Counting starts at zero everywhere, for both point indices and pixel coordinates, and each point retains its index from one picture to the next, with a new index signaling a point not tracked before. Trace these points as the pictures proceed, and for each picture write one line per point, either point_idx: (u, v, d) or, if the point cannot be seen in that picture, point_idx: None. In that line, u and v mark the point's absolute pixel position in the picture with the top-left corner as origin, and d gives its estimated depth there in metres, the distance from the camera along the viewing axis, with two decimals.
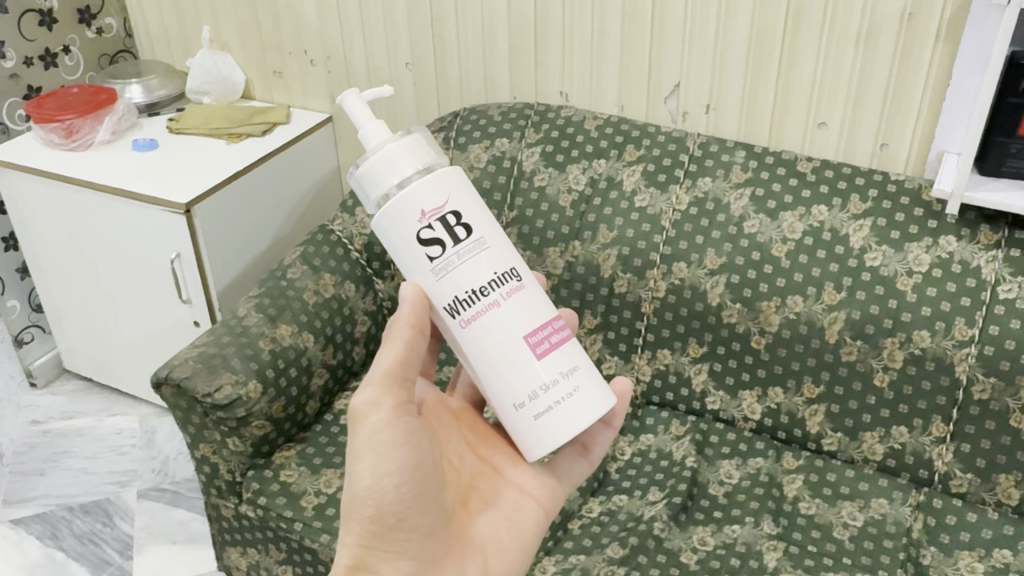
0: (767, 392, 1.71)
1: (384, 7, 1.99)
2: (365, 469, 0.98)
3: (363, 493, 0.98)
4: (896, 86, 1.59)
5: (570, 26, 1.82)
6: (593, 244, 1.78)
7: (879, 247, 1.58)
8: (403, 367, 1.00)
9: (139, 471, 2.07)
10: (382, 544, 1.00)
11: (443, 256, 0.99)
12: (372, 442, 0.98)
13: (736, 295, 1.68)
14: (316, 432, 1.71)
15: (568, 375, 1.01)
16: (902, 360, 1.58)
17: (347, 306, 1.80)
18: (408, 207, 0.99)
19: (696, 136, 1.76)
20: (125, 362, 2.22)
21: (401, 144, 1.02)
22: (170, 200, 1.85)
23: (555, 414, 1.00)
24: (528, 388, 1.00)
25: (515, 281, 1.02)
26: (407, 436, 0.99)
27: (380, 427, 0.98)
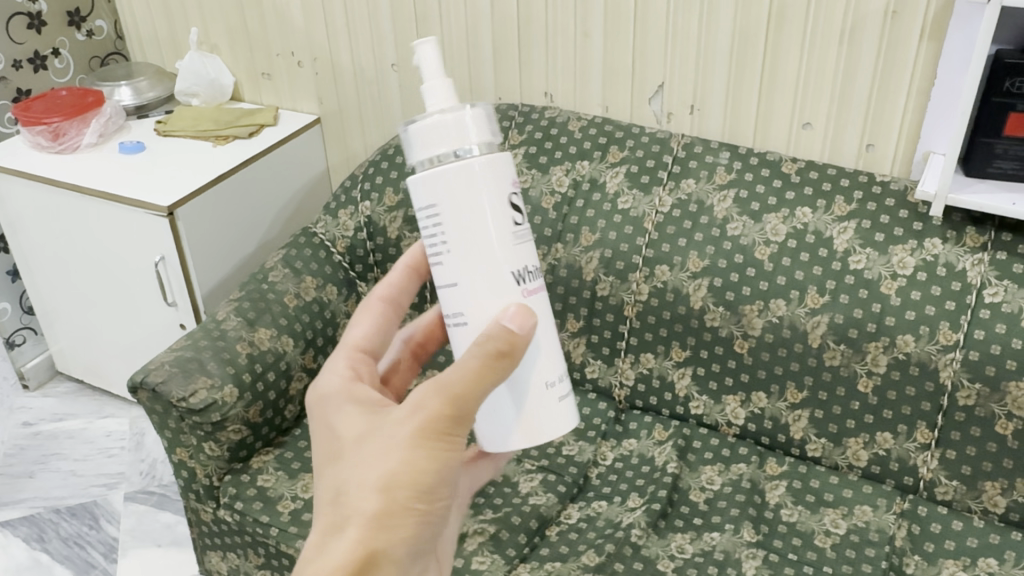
0: (875, 437, 1.28)
1: (285, 8, 1.72)
2: (402, 466, 0.55)
3: (389, 485, 0.55)
4: (882, 87, 1.27)
5: (497, 4, 1.49)
6: (536, 217, 1.46)
7: (864, 250, 1.26)
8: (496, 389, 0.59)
9: (126, 474, 1.75)
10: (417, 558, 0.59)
11: (519, 223, 0.65)
12: (426, 444, 0.56)
13: (718, 299, 1.34)
14: (296, 437, 1.38)
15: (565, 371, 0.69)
16: (886, 366, 1.25)
17: (328, 310, 1.47)
18: (492, 176, 0.63)
19: (681, 137, 1.42)
20: (69, 372, 1.96)
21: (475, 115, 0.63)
22: (86, 187, 1.59)
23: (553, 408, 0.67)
24: (555, 367, 0.67)
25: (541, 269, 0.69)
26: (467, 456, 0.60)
27: (460, 421, 0.57)
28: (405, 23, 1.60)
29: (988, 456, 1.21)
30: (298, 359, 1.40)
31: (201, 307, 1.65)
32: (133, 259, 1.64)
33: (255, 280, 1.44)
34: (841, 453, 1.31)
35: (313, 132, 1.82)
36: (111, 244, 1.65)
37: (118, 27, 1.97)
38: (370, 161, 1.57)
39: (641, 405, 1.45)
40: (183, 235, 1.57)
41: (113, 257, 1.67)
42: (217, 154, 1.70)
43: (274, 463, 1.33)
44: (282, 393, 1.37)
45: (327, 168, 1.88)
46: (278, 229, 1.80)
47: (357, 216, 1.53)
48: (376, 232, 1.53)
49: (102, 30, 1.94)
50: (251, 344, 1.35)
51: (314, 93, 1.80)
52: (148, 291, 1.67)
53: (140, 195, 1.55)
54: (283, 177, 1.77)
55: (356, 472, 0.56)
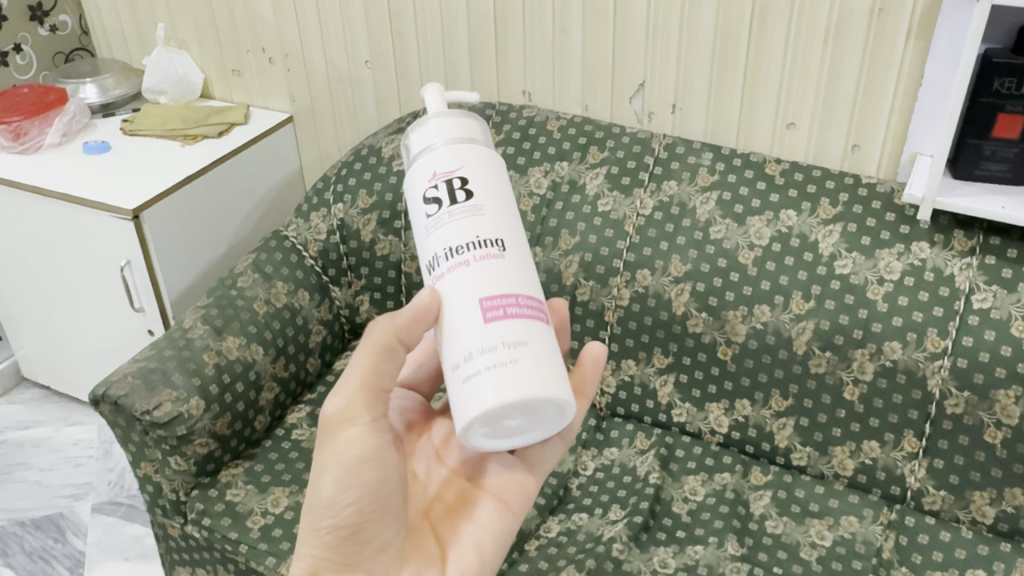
0: (862, 446, 1.25)
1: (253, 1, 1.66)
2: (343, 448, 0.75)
3: (313, 504, 0.75)
4: (868, 86, 1.24)
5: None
6: None
7: (849, 254, 1.23)
8: (379, 383, 0.75)
9: (95, 484, 1.69)
10: (342, 557, 0.76)
11: (434, 217, 0.72)
12: (341, 442, 0.75)
13: (701, 305, 1.30)
14: (266, 449, 1.33)
15: (515, 341, 0.68)
16: (873, 373, 1.21)
17: (300, 317, 1.43)
18: (414, 183, 0.74)
19: (662, 137, 1.39)
20: (34, 378, 1.90)
21: (452, 122, 0.75)
22: (46, 190, 1.53)
23: (484, 378, 0.67)
24: (463, 348, 0.69)
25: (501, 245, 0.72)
26: (374, 452, 0.75)
27: (335, 442, 0.75)
28: (379, 19, 1.55)
29: (976, 465, 1.18)
30: (268, 368, 1.36)
31: (169, 313, 1.60)
32: (95, 263, 1.58)
33: (223, 286, 1.39)
34: (827, 462, 1.27)
35: (286, 131, 1.77)
36: (73, 248, 1.59)
37: (83, 22, 1.91)
38: (343, 161, 1.51)
39: (623, 413, 1.41)
40: (149, 239, 1.51)
41: (79, 263, 1.60)
42: (184, 155, 1.64)
43: (244, 477, 1.28)
44: (251, 404, 1.32)
45: (300, 167, 1.84)
46: (249, 231, 1.75)
47: (329, 218, 1.48)
48: (349, 236, 1.48)
49: (66, 25, 1.88)
50: (219, 353, 1.30)
51: (285, 91, 1.75)
52: (113, 297, 1.61)
53: (104, 197, 1.50)
54: (254, 177, 1.72)
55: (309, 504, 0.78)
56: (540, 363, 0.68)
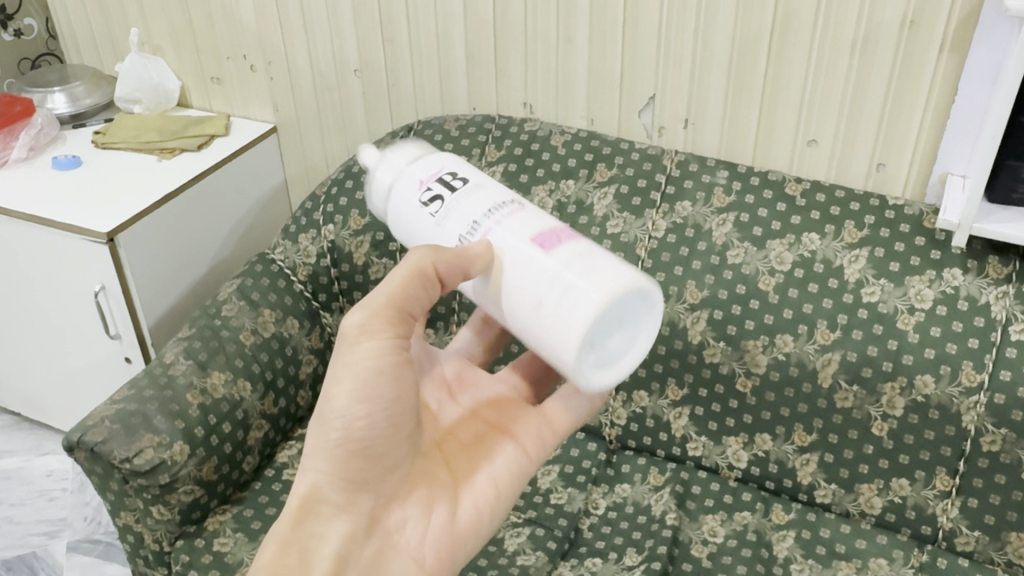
0: (890, 484, 1.18)
1: (232, 3, 1.56)
2: (362, 367, 0.71)
3: (324, 419, 0.73)
4: (896, 101, 1.16)
5: (471, 6, 1.36)
6: None
7: (877, 281, 1.16)
8: (405, 305, 0.71)
9: (70, 520, 1.59)
10: (348, 481, 0.74)
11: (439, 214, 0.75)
12: (358, 356, 0.71)
13: (719, 334, 1.23)
14: (256, 491, 1.24)
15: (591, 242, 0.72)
16: (903, 409, 1.14)
17: (290, 346, 1.34)
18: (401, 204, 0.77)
19: (674, 153, 1.31)
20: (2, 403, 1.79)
21: (392, 153, 0.80)
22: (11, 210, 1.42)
23: (571, 258, 0.68)
24: (543, 316, 0.68)
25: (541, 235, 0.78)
26: (392, 373, 0.72)
27: (353, 359, 0.71)
28: (369, 24, 1.45)
29: (1014, 505, 1.11)
30: (257, 405, 1.27)
31: (148, 339, 1.50)
32: (67, 287, 1.47)
33: (206, 315, 1.30)
34: (853, 500, 1.21)
35: (269, 141, 1.67)
36: (42, 271, 1.48)
37: (50, 25, 1.80)
38: (333, 178, 1.42)
39: (634, 445, 1.33)
40: (125, 263, 1.41)
41: (48, 287, 1.49)
42: (162, 169, 1.55)
43: (232, 524, 1.19)
44: (239, 444, 1.23)
45: (285, 180, 1.74)
46: (231, 248, 1.65)
47: (319, 240, 1.39)
48: (341, 259, 1.39)
49: (32, 29, 1.76)
50: (203, 392, 1.21)
51: (268, 100, 1.65)
52: (86, 323, 1.51)
53: (75, 219, 1.39)
54: (236, 191, 1.62)
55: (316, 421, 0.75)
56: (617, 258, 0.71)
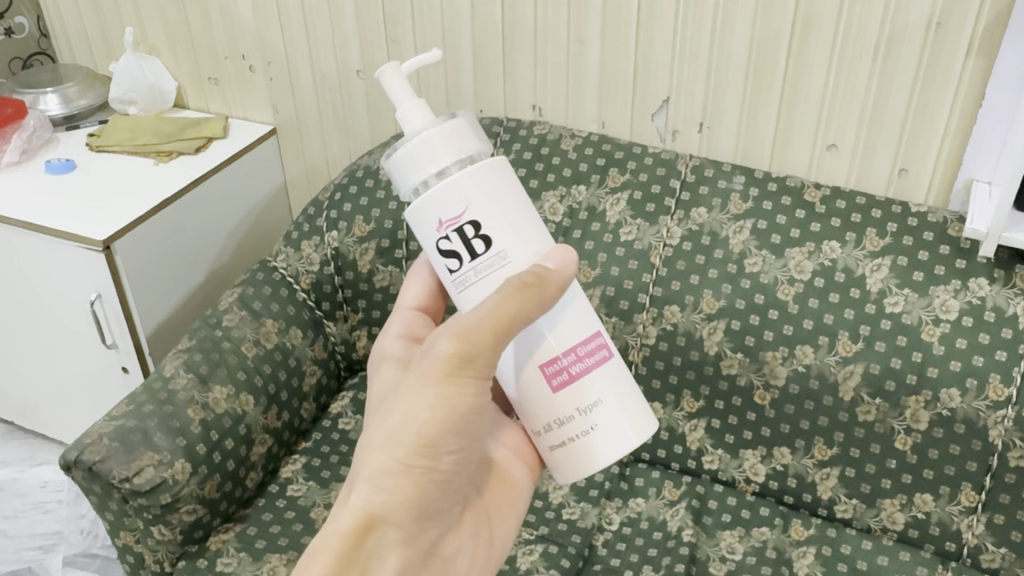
0: (913, 499, 1.15)
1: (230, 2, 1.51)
2: (457, 397, 0.66)
3: (395, 440, 0.66)
4: (920, 106, 1.13)
5: (478, 5, 1.31)
6: None
7: (901, 291, 1.12)
8: (503, 337, 0.66)
9: (66, 534, 1.55)
10: (415, 509, 0.68)
11: (458, 274, 0.71)
12: (450, 385, 0.66)
13: (737, 345, 1.19)
14: (259, 509, 1.20)
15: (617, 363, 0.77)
16: (928, 423, 1.11)
17: (293, 358, 1.30)
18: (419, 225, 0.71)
19: (689, 158, 1.27)
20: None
21: (440, 133, 0.70)
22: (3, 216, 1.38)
23: (607, 384, 0.72)
24: (544, 422, 0.72)
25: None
26: (476, 406, 0.68)
27: (437, 381, 0.66)
28: (372, 24, 1.41)
29: None
30: (260, 419, 1.23)
31: (145, 349, 1.46)
32: (62, 295, 1.43)
33: (207, 326, 1.26)
34: (874, 515, 1.17)
35: (269, 144, 1.63)
36: (36, 279, 1.44)
37: (41, 23, 1.75)
38: (336, 183, 1.38)
39: (647, 458, 1.30)
40: (122, 271, 1.37)
41: (42, 294, 1.45)
42: (159, 173, 1.50)
43: (236, 543, 1.15)
44: (242, 461, 1.19)
45: (285, 183, 1.69)
46: (230, 254, 1.61)
47: (322, 248, 1.35)
48: (345, 267, 1.35)
49: (23, 27, 1.72)
50: (205, 407, 1.17)
51: (267, 101, 1.61)
52: (81, 331, 1.46)
53: (69, 225, 1.35)
54: (235, 195, 1.58)
55: (372, 437, 0.68)
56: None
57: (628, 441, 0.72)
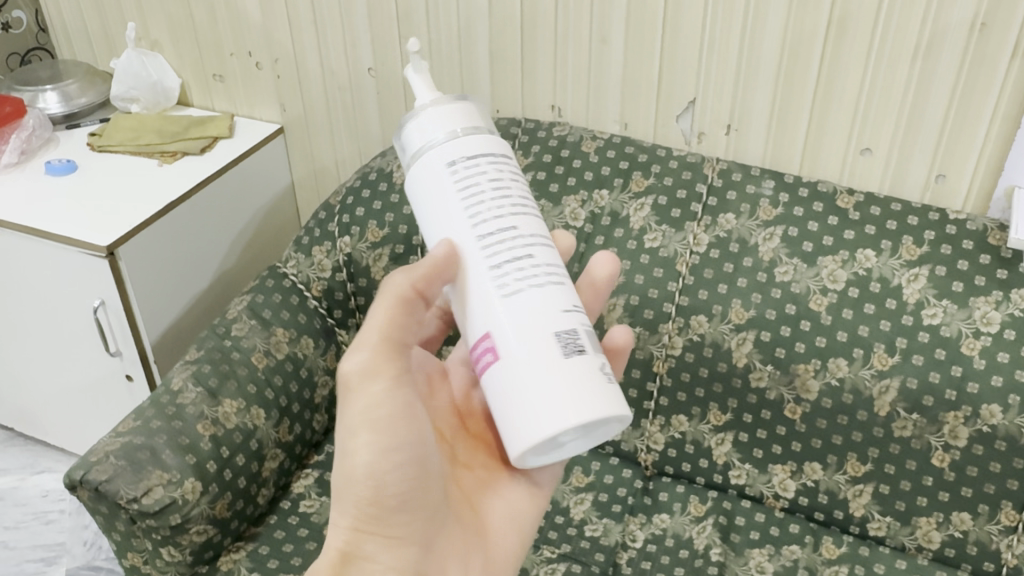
0: (950, 518, 1.11)
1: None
2: (378, 408, 0.69)
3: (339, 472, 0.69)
4: (962, 109, 1.08)
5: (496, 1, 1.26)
6: None
7: (939, 302, 1.08)
8: (398, 338, 0.69)
9: (68, 545, 1.51)
10: (381, 537, 0.72)
11: None
12: (366, 400, 0.69)
13: (767, 357, 1.15)
14: (271, 527, 1.16)
15: (563, 347, 0.65)
16: (967, 439, 1.07)
17: (304, 368, 1.25)
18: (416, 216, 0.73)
19: (716, 161, 1.23)
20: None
21: (449, 111, 0.70)
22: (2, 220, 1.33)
23: (512, 374, 0.65)
24: None
25: (558, 280, 0.68)
26: (402, 415, 0.70)
27: (375, 422, 0.69)
28: (385, 20, 1.36)
29: None
30: (271, 434, 1.19)
31: (150, 356, 1.41)
32: (63, 300, 1.38)
33: (215, 336, 1.21)
34: (909, 533, 1.13)
35: (276, 143, 1.57)
36: (37, 284, 1.39)
37: (39, 18, 1.70)
38: (348, 186, 1.33)
39: (671, 472, 1.26)
40: (126, 277, 1.32)
41: (42, 300, 1.40)
42: (163, 174, 1.45)
43: (247, 563, 1.11)
44: (253, 477, 1.15)
45: (292, 182, 1.65)
46: (237, 257, 1.56)
47: (334, 253, 1.30)
48: (358, 273, 1.30)
49: (21, 22, 1.66)
50: (215, 423, 1.12)
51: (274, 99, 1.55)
52: (83, 339, 1.42)
53: (72, 230, 1.30)
54: (241, 196, 1.53)
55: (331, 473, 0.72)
56: (575, 385, 0.64)
57: (515, 451, 0.65)
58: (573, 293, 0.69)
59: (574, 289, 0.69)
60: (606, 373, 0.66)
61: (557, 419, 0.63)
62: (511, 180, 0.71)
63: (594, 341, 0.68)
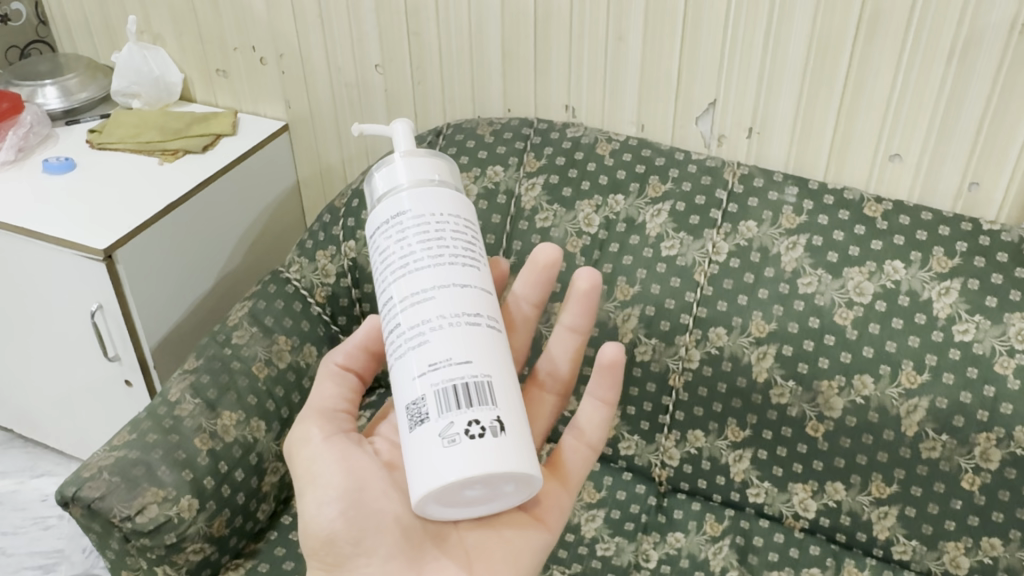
0: (980, 543, 1.05)
1: None
2: (314, 461, 0.71)
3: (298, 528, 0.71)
4: (1000, 115, 1.02)
5: None
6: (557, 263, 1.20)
7: (971, 317, 1.02)
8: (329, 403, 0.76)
9: (67, 552, 1.47)
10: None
11: None
12: (305, 456, 0.72)
13: (788, 372, 1.10)
14: (271, 543, 1.12)
15: (409, 420, 0.62)
16: (1000, 462, 1.02)
17: (307, 378, 1.21)
18: None
19: (736, 166, 1.18)
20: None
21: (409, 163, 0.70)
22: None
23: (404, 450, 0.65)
24: None
25: (419, 339, 0.63)
26: (338, 457, 0.71)
27: (312, 470, 0.71)
28: (392, 16, 1.31)
29: None
30: (272, 447, 1.14)
31: (149, 362, 1.38)
32: (60, 303, 1.34)
33: (215, 344, 1.17)
34: (936, 558, 1.08)
35: (280, 141, 1.53)
36: (34, 286, 1.35)
37: (39, 10, 1.65)
38: (353, 188, 1.28)
39: (686, 488, 1.22)
40: (124, 281, 1.28)
41: (40, 303, 1.36)
42: (163, 173, 1.41)
43: None
44: (253, 493, 1.11)
45: (298, 181, 1.60)
46: (240, 258, 1.52)
47: (339, 258, 1.26)
48: (363, 279, 1.25)
49: (20, 14, 1.62)
50: (213, 436, 1.08)
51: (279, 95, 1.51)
52: (81, 343, 1.38)
53: (68, 232, 1.26)
54: (244, 196, 1.48)
55: None
56: (414, 458, 0.61)
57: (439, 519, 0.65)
58: (438, 348, 0.62)
59: (439, 342, 0.62)
60: (445, 439, 0.59)
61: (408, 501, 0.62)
62: (401, 236, 0.67)
63: (446, 402, 0.61)
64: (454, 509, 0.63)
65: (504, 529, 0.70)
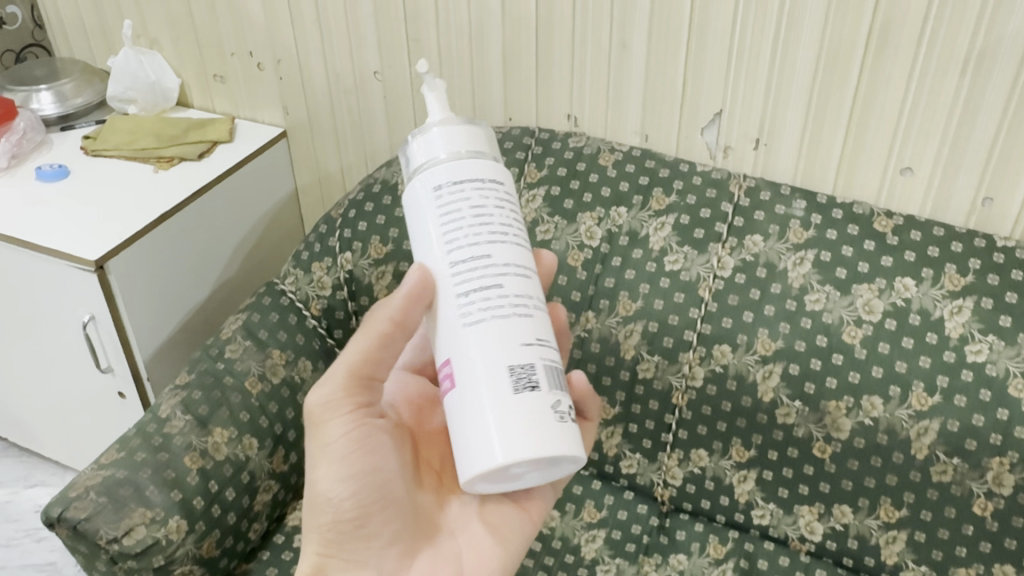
0: (992, 570, 1.02)
1: None
2: (336, 441, 0.70)
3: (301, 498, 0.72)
4: (1016, 129, 0.99)
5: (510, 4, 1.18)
6: (558, 277, 1.17)
7: (985, 338, 0.99)
8: (369, 370, 0.70)
9: (59, 565, 1.45)
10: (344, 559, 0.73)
11: None
12: (327, 433, 0.70)
13: (795, 392, 1.07)
14: (263, 563, 1.09)
15: (513, 381, 0.62)
16: (1013, 487, 0.98)
17: (302, 393, 1.18)
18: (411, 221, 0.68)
19: (742, 178, 1.15)
20: None
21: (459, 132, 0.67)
22: None
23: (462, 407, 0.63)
24: None
25: (525, 311, 0.64)
26: (361, 441, 0.71)
27: (332, 452, 0.70)
28: (392, 23, 1.28)
29: None
30: (264, 464, 1.12)
31: (142, 373, 1.35)
32: (51, 313, 1.31)
33: (208, 358, 1.14)
34: None
35: (279, 148, 1.50)
36: (26, 295, 1.32)
37: (35, 13, 1.63)
38: (351, 198, 1.25)
39: (689, 509, 1.19)
40: (117, 291, 1.26)
41: (32, 313, 1.34)
42: (157, 181, 1.38)
43: None
44: (244, 512, 1.08)
45: (297, 189, 1.58)
46: (237, 267, 1.49)
47: (335, 270, 1.23)
48: (360, 291, 1.23)
49: (16, 17, 1.60)
50: (204, 454, 1.05)
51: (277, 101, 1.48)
52: (73, 354, 1.35)
53: (60, 242, 1.23)
54: (242, 203, 1.46)
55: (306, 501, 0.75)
56: (520, 423, 0.61)
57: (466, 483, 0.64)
58: (541, 325, 0.65)
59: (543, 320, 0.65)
60: (558, 414, 0.62)
61: (505, 454, 0.60)
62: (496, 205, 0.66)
63: (553, 378, 0.64)
64: (492, 481, 0.64)
65: (496, 525, 0.75)
